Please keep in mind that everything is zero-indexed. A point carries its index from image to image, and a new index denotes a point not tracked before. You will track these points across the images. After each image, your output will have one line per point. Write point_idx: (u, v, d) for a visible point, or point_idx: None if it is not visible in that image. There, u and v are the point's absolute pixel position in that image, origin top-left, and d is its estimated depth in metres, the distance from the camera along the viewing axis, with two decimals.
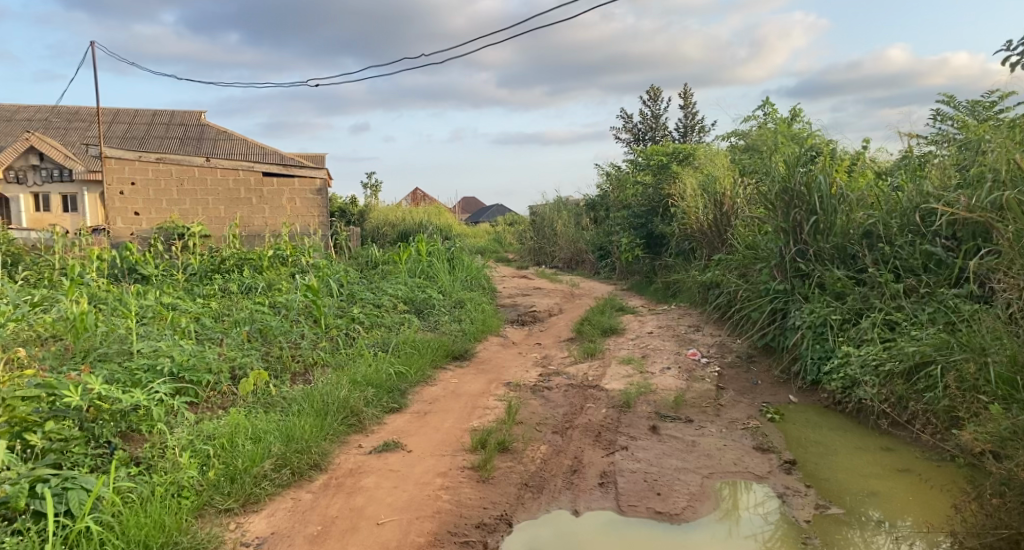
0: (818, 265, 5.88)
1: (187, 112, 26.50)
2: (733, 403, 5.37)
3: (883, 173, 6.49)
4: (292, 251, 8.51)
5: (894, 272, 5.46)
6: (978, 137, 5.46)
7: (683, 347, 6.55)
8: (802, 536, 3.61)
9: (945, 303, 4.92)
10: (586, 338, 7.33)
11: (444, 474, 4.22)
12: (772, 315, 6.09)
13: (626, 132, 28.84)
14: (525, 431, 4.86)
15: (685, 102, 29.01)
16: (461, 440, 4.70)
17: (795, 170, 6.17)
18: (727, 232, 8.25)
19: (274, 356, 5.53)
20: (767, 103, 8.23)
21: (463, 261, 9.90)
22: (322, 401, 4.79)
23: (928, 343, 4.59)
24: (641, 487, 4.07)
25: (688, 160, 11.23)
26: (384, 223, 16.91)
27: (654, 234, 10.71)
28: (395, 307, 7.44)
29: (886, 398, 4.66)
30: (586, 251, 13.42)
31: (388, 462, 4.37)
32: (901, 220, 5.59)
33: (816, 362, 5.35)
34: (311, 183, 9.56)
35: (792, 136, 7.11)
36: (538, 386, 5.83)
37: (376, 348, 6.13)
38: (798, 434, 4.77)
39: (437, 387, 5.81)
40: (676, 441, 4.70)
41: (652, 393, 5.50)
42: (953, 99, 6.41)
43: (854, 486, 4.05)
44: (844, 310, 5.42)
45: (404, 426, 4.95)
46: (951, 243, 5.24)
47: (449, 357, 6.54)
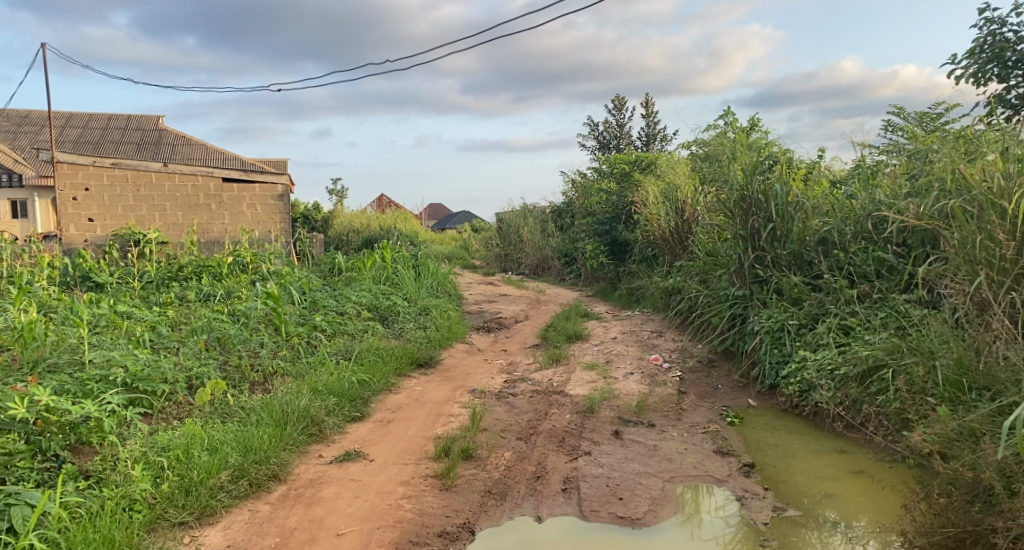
0: (776, 271, 6.02)
1: (143, 115, 25.94)
2: (694, 407, 5.45)
3: (837, 181, 6.66)
4: (251, 258, 8.38)
5: (848, 277, 5.62)
6: (927, 147, 5.66)
7: (645, 353, 6.62)
8: (760, 538, 3.67)
9: (897, 308, 5.06)
10: (551, 344, 7.37)
11: (407, 483, 4.19)
12: (731, 321, 6.22)
13: (592, 140, 29.17)
14: (488, 438, 4.86)
15: (647, 112, 29.51)
16: (424, 448, 4.67)
17: (753, 178, 6.26)
18: (689, 239, 8.40)
19: (233, 365, 5.44)
20: (726, 112, 8.41)
21: (428, 267, 9.88)
22: (281, 410, 4.72)
23: (880, 347, 4.70)
24: (603, 492, 4.09)
25: (650, 168, 11.39)
26: (349, 232, 16.78)
27: (619, 241, 10.83)
28: (358, 315, 7.37)
29: (841, 402, 4.77)
30: (552, 257, 13.51)
31: (350, 472, 4.33)
32: (855, 227, 5.77)
33: (774, 366, 5.46)
34: (272, 189, 9.49)
35: (751, 145, 7.27)
36: (503, 393, 5.83)
37: (339, 357, 6.08)
38: (757, 438, 4.86)
39: (400, 394, 5.78)
40: (638, 446, 4.75)
41: (615, 398, 5.54)
42: (903, 111, 6.63)
43: (811, 488, 4.13)
44: (802, 315, 5.55)
45: (367, 435, 4.90)
46: (902, 249, 5.41)
47: (414, 365, 6.52)
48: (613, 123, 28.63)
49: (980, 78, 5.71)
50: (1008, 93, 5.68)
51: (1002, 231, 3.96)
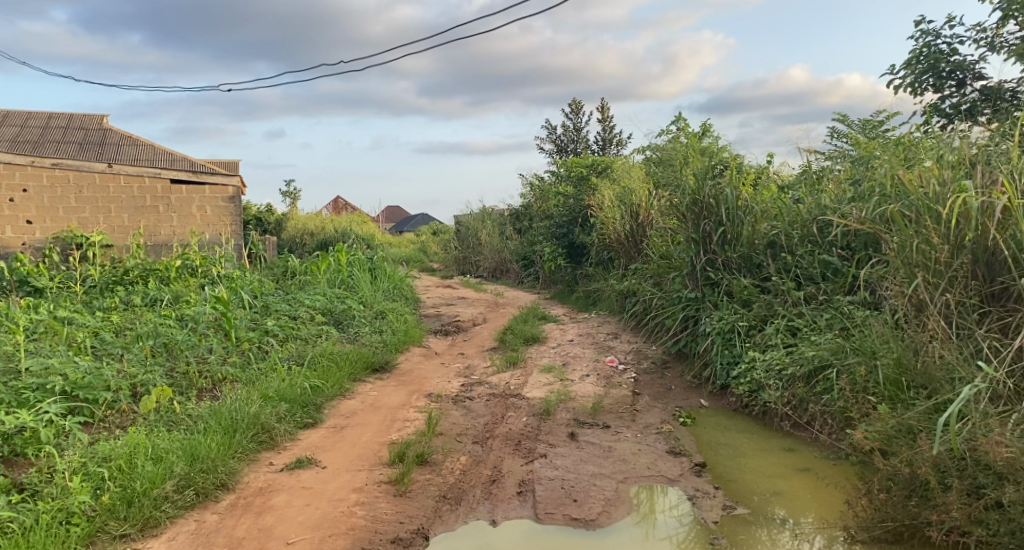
0: (726, 274, 6.16)
1: (87, 114, 25.12)
2: (648, 408, 5.52)
3: (785, 187, 6.81)
4: (201, 261, 8.19)
5: (795, 280, 5.78)
6: (869, 153, 5.85)
7: (601, 354, 6.68)
8: (711, 537, 3.72)
9: (841, 309, 5.21)
10: (508, 347, 7.37)
11: (360, 490, 4.14)
12: (684, 322, 6.33)
13: (550, 144, 29.32)
14: (444, 442, 4.84)
15: (603, 116, 29.77)
16: (379, 454, 4.63)
17: (704, 183, 6.35)
18: (643, 242, 8.51)
19: (180, 372, 5.31)
20: (679, 117, 8.56)
21: (384, 271, 9.80)
22: (230, 417, 4.61)
23: (826, 347, 4.83)
24: (558, 494, 4.11)
25: (606, 172, 11.51)
26: (303, 235, 16.53)
27: (576, 244, 10.94)
28: (312, 319, 7.25)
29: (789, 401, 4.89)
30: (510, 260, 13.55)
31: (301, 479, 4.26)
32: (802, 231, 5.93)
33: (725, 367, 5.57)
34: (223, 191, 9.34)
35: (703, 150, 7.40)
36: (459, 397, 5.81)
37: (291, 362, 5.98)
38: (709, 437, 4.95)
39: (355, 400, 5.72)
40: (593, 448, 4.78)
41: (571, 400, 5.58)
42: (847, 118, 6.85)
43: (760, 486, 4.22)
44: (751, 317, 5.68)
45: (319, 441, 4.83)
46: (846, 252, 5.58)
47: (370, 370, 6.45)
48: (571, 127, 28.82)
49: (917, 88, 5.93)
50: (943, 102, 5.92)
51: (936, 235, 4.09)
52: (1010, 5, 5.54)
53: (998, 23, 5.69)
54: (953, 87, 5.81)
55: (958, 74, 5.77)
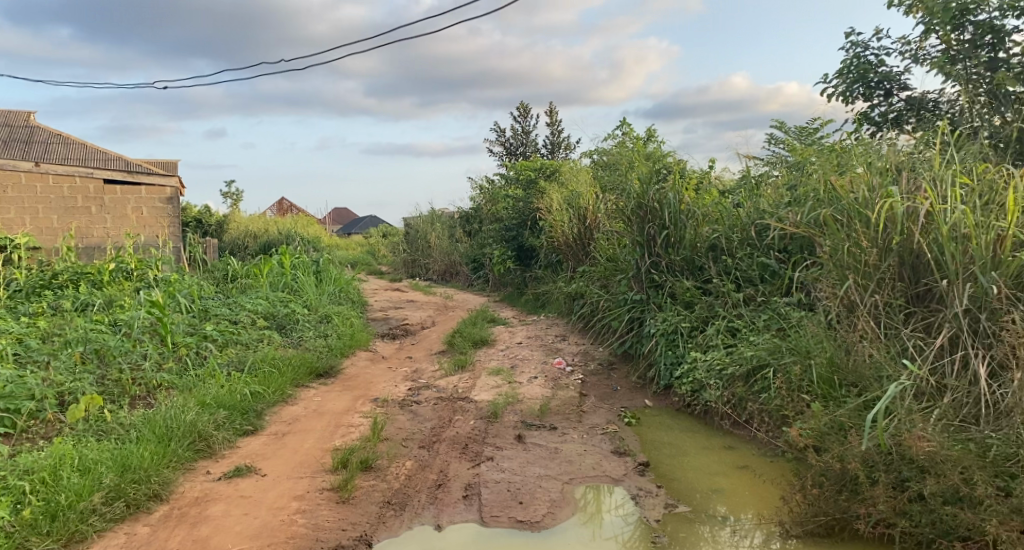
0: (670, 276, 6.27)
1: (13, 112, 24.01)
2: (595, 408, 5.57)
3: (726, 192, 6.98)
4: (136, 264, 7.90)
5: (735, 282, 5.92)
6: (805, 159, 6.04)
7: (549, 356, 6.72)
8: (653, 536, 3.77)
9: (778, 310, 5.34)
10: (457, 350, 7.34)
11: (301, 498, 4.06)
12: (630, 324, 6.42)
13: (499, 147, 29.39)
14: (389, 447, 4.79)
15: (552, 120, 30.00)
16: (322, 461, 4.55)
17: (648, 187, 6.46)
18: (591, 245, 8.61)
19: (112, 379, 5.12)
20: (624, 122, 8.68)
21: (330, 274, 9.65)
22: (164, 425, 4.47)
23: (763, 347, 4.95)
24: (504, 497, 4.11)
25: (554, 176, 11.60)
26: (246, 238, 16.15)
27: (525, 247, 11.00)
28: (253, 323, 7.09)
29: (729, 401, 5.00)
30: (460, 263, 13.53)
31: (239, 488, 4.15)
32: (742, 234, 6.08)
33: (668, 367, 5.67)
34: (160, 191, 9.10)
35: (648, 155, 7.53)
36: (406, 401, 5.76)
37: (231, 368, 5.83)
38: (652, 437, 5.03)
39: (298, 406, 5.60)
40: (540, 449, 4.80)
41: (518, 402, 5.59)
42: (784, 125, 7.06)
43: (701, 484, 4.30)
44: (693, 318, 5.80)
45: (259, 449, 4.72)
46: (783, 255, 5.74)
47: (313, 375, 6.35)
48: (519, 131, 28.92)
49: (848, 97, 6.16)
50: (872, 111, 6.15)
51: (865, 238, 4.26)
52: (931, 20, 5.81)
53: (921, 35, 5.94)
54: (881, 96, 6.05)
55: (885, 84, 6.01)
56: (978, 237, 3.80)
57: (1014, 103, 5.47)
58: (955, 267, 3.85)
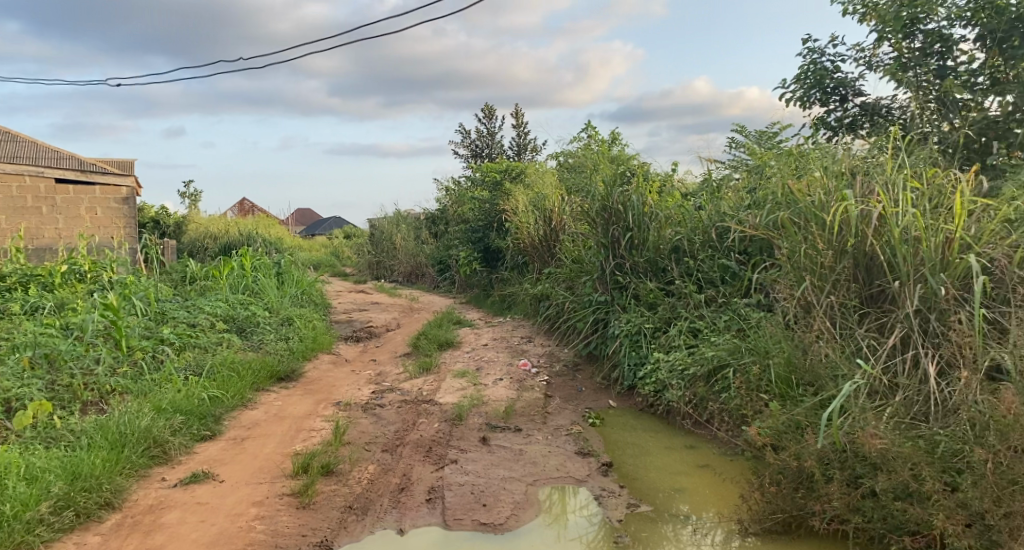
0: (633, 278, 6.32)
1: None
2: (559, 410, 5.59)
3: (688, 194, 7.06)
4: (90, 266, 7.69)
5: (697, 283, 5.99)
6: (764, 163, 6.15)
7: (514, 358, 6.72)
8: (615, 536, 3.79)
9: (738, 311, 5.42)
10: (421, 352, 7.30)
11: (260, 503, 3.99)
12: (594, 325, 6.46)
13: (465, 148, 29.35)
14: (352, 451, 4.74)
15: (518, 122, 30.06)
16: (282, 466, 4.48)
17: (613, 190, 6.51)
18: (556, 247, 8.64)
19: (62, 385, 4.97)
20: (589, 125, 8.73)
21: (292, 276, 9.51)
22: (117, 431, 4.36)
23: (724, 347, 5.01)
24: (467, 500, 4.09)
25: (520, 177, 11.61)
26: (206, 239, 15.84)
27: (491, 248, 10.99)
28: (213, 326, 6.95)
29: (690, 400, 5.06)
30: (425, 264, 13.46)
31: (196, 494, 4.06)
32: (703, 236, 6.14)
33: (632, 368, 5.71)
34: (115, 191, 8.89)
35: (613, 158, 7.59)
36: (369, 404, 5.70)
37: (188, 372, 5.71)
38: (616, 437, 5.06)
39: (257, 410, 5.51)
40: (504, 451, 4.80)
41: (483, 405, 5.58)
42: (744, 129, 7.18)
43: (663, 484, 4.34)
44: (656, 319, 5.85)
45: (217, 454, 4.62)
46: (743, 257, 5.82)
47: (274, 379, 6.25)
48: (484, 133, 28.92)
49: (805, 102, 6.29)
50: (828, 116, 6.29)
51: (821, 241, 4.36)
52: (884, 28, 5.97)
53: (874, 43, 6.10)
54: (837, 102, 6.19)
55: (841, 90, 6.14)
56: (928, 239, 3.90)
57: (961, 110, 5.67)
58: (907, 269, 3.95)
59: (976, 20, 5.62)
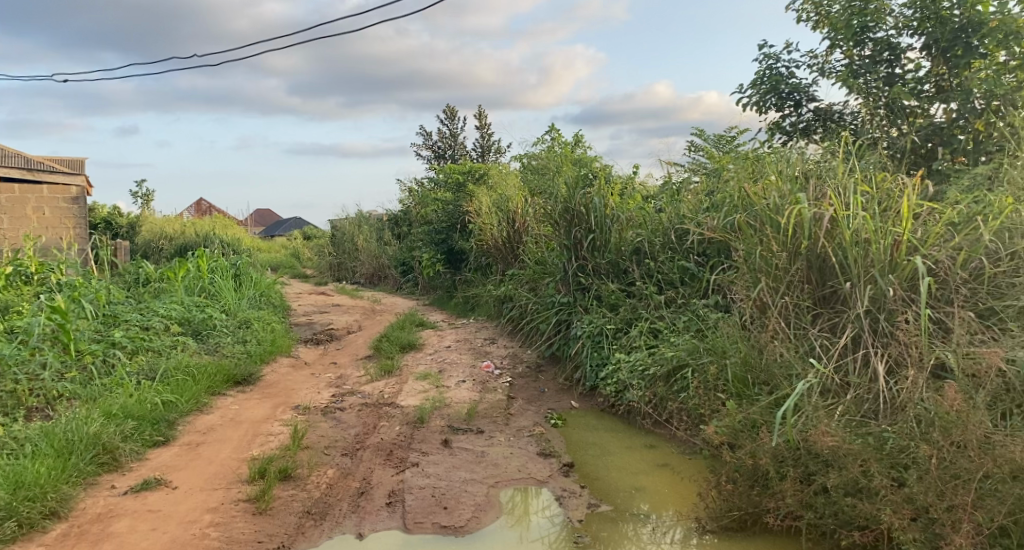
0: (596, 279, 6.38)
1: None
2: (522, 411, 5.59)
3: (649, 196, 7.13)
4: (37, 268, 7.45)
5: (657, 284, 6.05)
6: (722, 166, 6.25)
7: (477, 360, 6.70)
8: (575, 536, 3.80)
9: (697, 312, 5.49)
10: (383, 354, 7.24)
11: (214, 510, 3.91)
12: (557, 326, 6.49)
13: (427, 149, 29.23)
14: (311, 455, 4.67)
15: (481, 124, 30.06)
16: (238, 471, 4.39)
17: (575, 192, 6.55)
18: (519, 248, 8.65)
19: (6, 390, 4.79)
20: (552, 127, 8.76)
21: (250, 277, 9.34)
22: (64, 438, 4.23)
23: (683, 347, 5.07)
24: (428, 503, 4.06)
25: (483, 179, 11.60)
26: (160, 240, 15.46)
27: (455, 250, 10.96)
28: (167, 329, 6.78)
29: (650, 400, 5.11)
30: (388, 266, 13.36)
31: (148, 502, 3.96)
32: (663, 238, 6.21)
33: (594, 368, 5.75)
34: (64, 191, 8.73)
35: (575, 160, 7.63)
36: (329, 408, 5.63)
37: (141, 377, 5.56)
38: (578, 437, 5.09)
39: (213, 415, 5.39)
40: (466, 453, 4.78)
41: (446, 407, 5.55)
42: (704, 132, 7.29)
43: (623, 483, 4.37)
44: (618, 320, 5.90)
45: (170, 461, 4.51)
46: (702, 259, 5.89)
47: (230, 383, 6.12)
48: (447, 134, 28.83)
49: (761, 107, 6.41)
50: (783, 121, 6.42)
51: (776, 243, 4.45)
52: (836, 35, 6.12)
53: (827, 50, 6.25)
54: (791, 107, 6.32)
55: (795, 95, 6.27)
56: (878, 242, 4.01)
57: (908, 116, 5.85)
58: (857, 270, 4.05)
59: (922, 30, 5.82)
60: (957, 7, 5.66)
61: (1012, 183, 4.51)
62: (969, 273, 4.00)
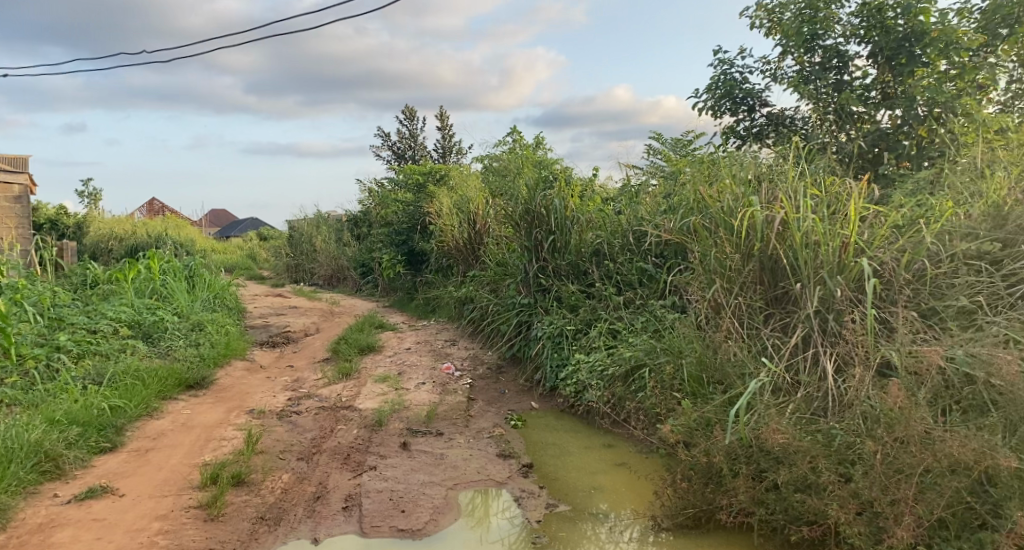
0: (556, 280, 6.41)
1: None
2: (482, 413, 5.58)
3: (608, 199, 7.19)
4: None
5: (616, 286, 6.10)
6: (680, 169, 6.33)
7: (438, 362, 6.66)
8: (533, 536, 3.81)
9: (654, 313, 5.54)
10: (341, 357, 7.15)
11: (163, 517, 3.80)
12: (518, 327, 6.50)
13: (387, 149, 29.01)
14: (265, 460, 4.58)
15: (442, 125, 29.95)
16: (189, 477, 4.28)
17: (536, 193, 6.56)
18: (481, 249, 8.64)
19: None
20: (514, 129, 8.77)
21: (203, 279, 9.13)
22: (4, 446, 4.07)
23: (641, 348, 5.11)
24: (385, 506, 4.02)
25: (444, 180, 11.56)
26: (110, 240, 15.03)
27: (415, 251, 10.89)
28: (116, 333, 6.58)
29: (608, 400, 5.14)
30: (347, 267, 13.22)
31: (92, 511, 3.84)
32: (622, 240, 6.26)
33: (554, 369, 5.77)
34: (6, 190, 8.49)
35: (536, 162, 7.65)
36: (285, 412, 5.53)
37: (87, 381, 5.39)
38: (537, 438, 5.10)
39: (163, 420, 5.25)
40: (425, 456, 4.74)
41: (405, 409, 5.50)
42: (662, 135, 7.38)
43: (581, 483, 4.39)
44: (577, 321, 5.92)
45: (117, 468, 4.38)
46: (659, 260, 5.96)
47: (182, 387, 5.97)
48: (407, 134, 28.66)
49: (717, 111, 6.52)
50: (737, 125, 6.54)
51: (730, 245, 4.53)
52: (788, 42, 6.25)
53: (779, 56, 6.38)
54: (745, 111, 6.43)
55: (749, 100, 6.39)
56: (827, 244, 4.10)
57: (856, 122, 6.04)
58: (807, 271, 4.14)
59: (869, 38, 6.00)
60: (901, 17, 5.84)
61: (953, 188, 4.66)
62: (912, 274, 4.12)
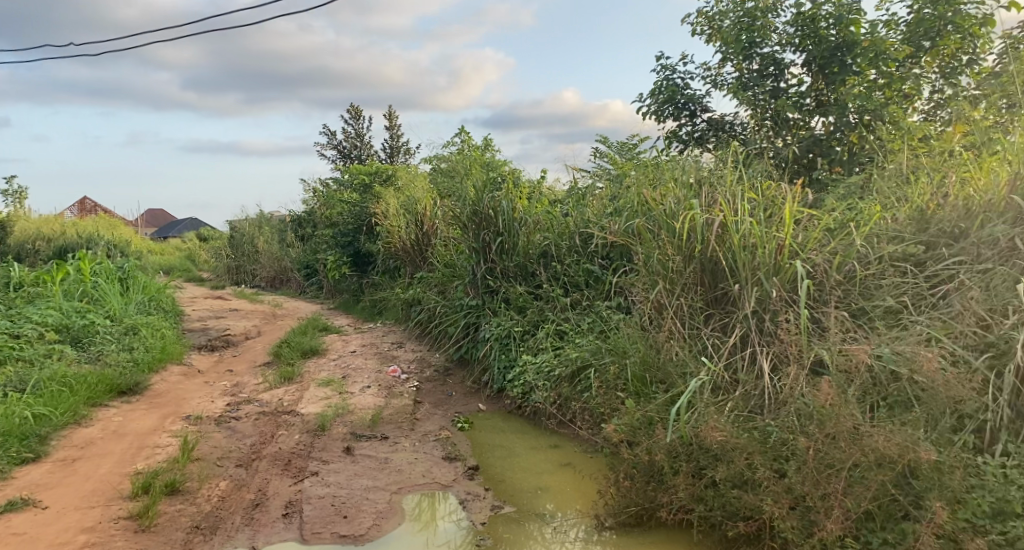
0: (504, 282, 6.40)
1: None
2: (428, 415, 5.53)
3: (556, 201, 7.22)
4: None
5: (564, 287, 6.14)
6: (625, 173, 6.40)
7: (384, 365, 6.57)
8: (478, 539, 3.79)
9: (600, 314, 5.58)
10: (284, 361, 6.98)
11: (90, 530, 3.64)
12: (466, 329, 6.47)
13: (332, 149, 28.56)
14: (202, 468, 4.44)
15: (390, 124, 29.64)
16: (119, 487, 4.12)
17: (483, 195, 6.54)
18: (428, 251, 8.56)
19: None
20: (462, 130, 8.73)
21: (138, 281, 8.81)
22: None
23: (586, 348, 5.14)
24: (327, 512, 3.94)
25: (391, 181, 11.42)
26: (37, 241, 14.38)
27: (361, 253, 10.73)
28: (42, 337, 6.29)
29: (554, 401, 5.15)
30: (291, 268, 12.94)
31: (13, 525, 3.65)
32: (569, 242, 6.30)
33: (502, 370, 5.77)
34: None
35: (483, 164, 7.62)
36: (224, 417, 5.37)
37: (9, 389, 5.12)
38: (484, 440, 5.09)
39: (93, 427, 5.04)
40: (369, 460, 4.67)
41: (349, 413, 5.41)
42: (608, 138, 7.46)
43: (526, 484, 4.40)
44: (524, 322, 5.93)
45: (41, 479, 4.18)
46: (606, 261, 6.00)
47: (114, 394, 5.74)
48: (352, 134, 28.25)
49: (660, 116, 6.63)
50: (680, 130, 6.66)
51: (672, 247, 4.60)
52: (728, 49, 6.39)
53: (719, 63, 6.53)
54: (687, 116, 6.55)
55: (690, 105, 6.51)
56: (765, 246, 4.20)
57: (792, 128, 6.23)
58: (745, 273, 4.24)
59: (803, 47, 6.19)
60: (834, 27, 6.05)
61: (882, 193, 4.84)
62: (843, 275, 4.27)
